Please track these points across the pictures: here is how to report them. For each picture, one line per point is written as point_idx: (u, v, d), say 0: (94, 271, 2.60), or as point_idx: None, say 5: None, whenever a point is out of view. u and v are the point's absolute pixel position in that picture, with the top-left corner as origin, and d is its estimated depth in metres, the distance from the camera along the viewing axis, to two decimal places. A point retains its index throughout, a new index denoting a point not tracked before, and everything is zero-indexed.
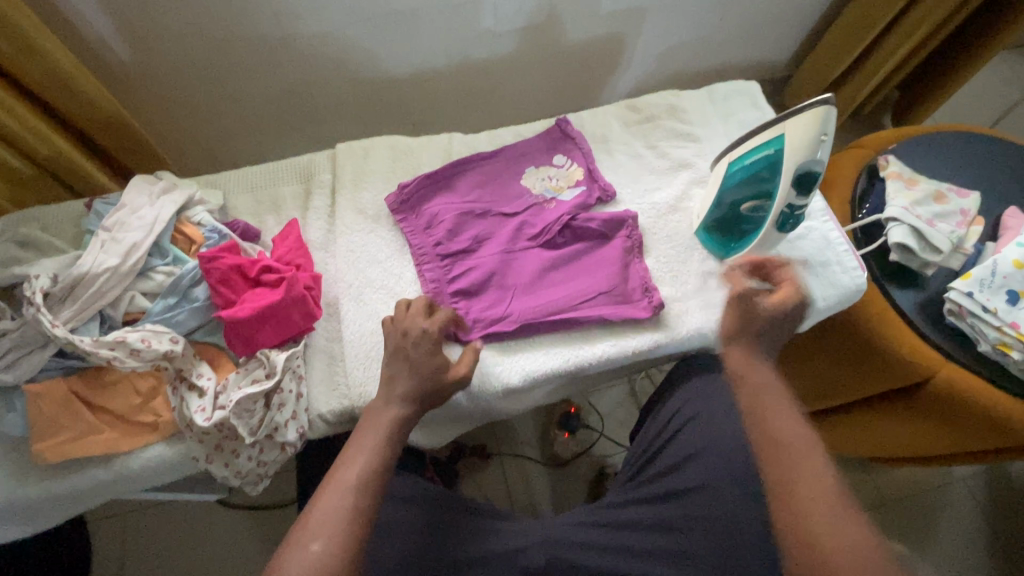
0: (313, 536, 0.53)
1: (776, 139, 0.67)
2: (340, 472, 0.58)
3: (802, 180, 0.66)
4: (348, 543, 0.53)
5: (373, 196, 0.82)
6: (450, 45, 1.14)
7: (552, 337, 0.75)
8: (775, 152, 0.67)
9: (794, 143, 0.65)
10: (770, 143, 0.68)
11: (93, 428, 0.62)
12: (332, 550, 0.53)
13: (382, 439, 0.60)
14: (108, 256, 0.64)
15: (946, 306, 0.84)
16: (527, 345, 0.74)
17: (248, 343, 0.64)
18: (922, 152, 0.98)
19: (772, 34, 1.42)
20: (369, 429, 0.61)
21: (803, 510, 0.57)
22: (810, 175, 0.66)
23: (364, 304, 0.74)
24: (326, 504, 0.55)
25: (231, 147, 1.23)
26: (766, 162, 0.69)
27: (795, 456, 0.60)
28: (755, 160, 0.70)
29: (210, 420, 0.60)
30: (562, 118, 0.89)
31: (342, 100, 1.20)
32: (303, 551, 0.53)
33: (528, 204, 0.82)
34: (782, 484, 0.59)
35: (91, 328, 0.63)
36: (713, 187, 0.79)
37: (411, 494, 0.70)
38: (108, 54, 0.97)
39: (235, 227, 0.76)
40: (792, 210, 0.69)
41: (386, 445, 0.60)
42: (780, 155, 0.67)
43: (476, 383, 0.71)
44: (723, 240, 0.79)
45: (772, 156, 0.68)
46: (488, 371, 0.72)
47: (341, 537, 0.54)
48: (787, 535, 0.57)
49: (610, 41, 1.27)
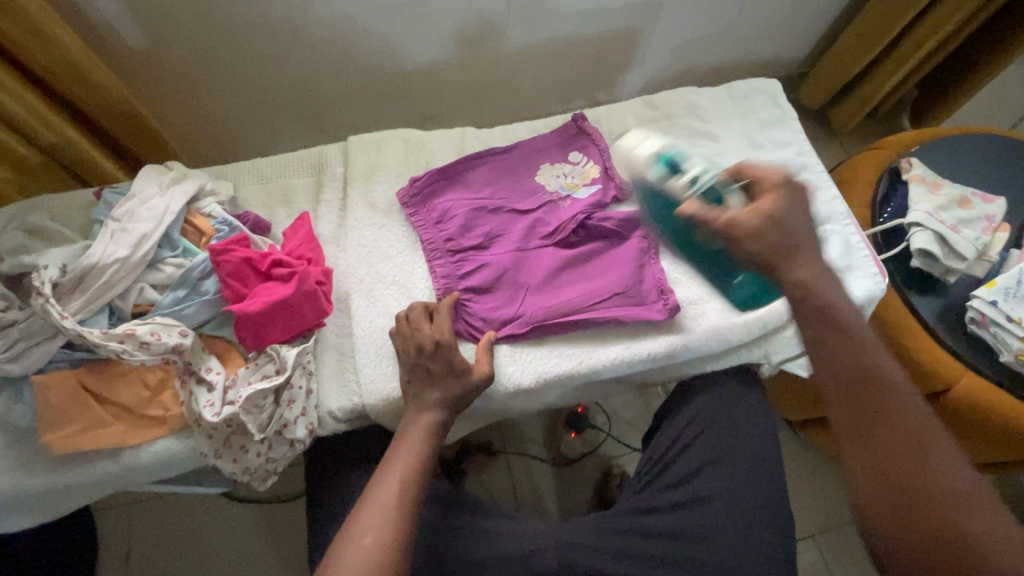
0: (367, 528, 0.54)
1: (651, 189, 0.73)
2: (385, 475, 0.58)
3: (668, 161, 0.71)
4: (386, 541, 0.53)
5: (384, 190, 0.81)
6: (462, 36, 1.12)
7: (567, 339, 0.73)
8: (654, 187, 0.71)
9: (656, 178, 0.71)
10: (652, 197, 0.73)
11: (101, 421, 0.61)
12: (381, 543, 0.53)
13: (426, 438, 0.61)
14: (118, 246, 0.63)
15: (968, 313, 0.82)
16: (542, 346, 0.72)
17: (258, 337, 0.63)
18: (945, 154, 0.96)
19: (790, 31, 1.39)
20: (411, 433, 0.61)
21: (931, 489, 0.52)
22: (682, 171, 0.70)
23: (375, 300, 0.73)
24: (387, 493, 0.56)
25: (240, 137, 1.22)
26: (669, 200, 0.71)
27: (863, 394, 0.56)
28: (657, 202, 0.72)
29: (219, 415, 0.59)
30: (578, 113, 0.87)
31: (352, 90, 1.18)
32: (356, 543, 0.53)
33: (542, 201, 0.80)
34: (851, 428, 0.56)
35: (101, 320, 0.62)
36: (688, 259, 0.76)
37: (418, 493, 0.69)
38: (117, 40, 0.95)
39: (245, 219, 0.75)
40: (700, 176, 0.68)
41: (430, 446, 0.61)
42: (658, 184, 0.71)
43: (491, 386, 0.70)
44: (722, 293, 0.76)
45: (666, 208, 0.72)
46: (504, 375, 0.70)
47: (389, 531, 0.54)
48: (859, 479, 0.55)
49: (625, 35, 1.25)
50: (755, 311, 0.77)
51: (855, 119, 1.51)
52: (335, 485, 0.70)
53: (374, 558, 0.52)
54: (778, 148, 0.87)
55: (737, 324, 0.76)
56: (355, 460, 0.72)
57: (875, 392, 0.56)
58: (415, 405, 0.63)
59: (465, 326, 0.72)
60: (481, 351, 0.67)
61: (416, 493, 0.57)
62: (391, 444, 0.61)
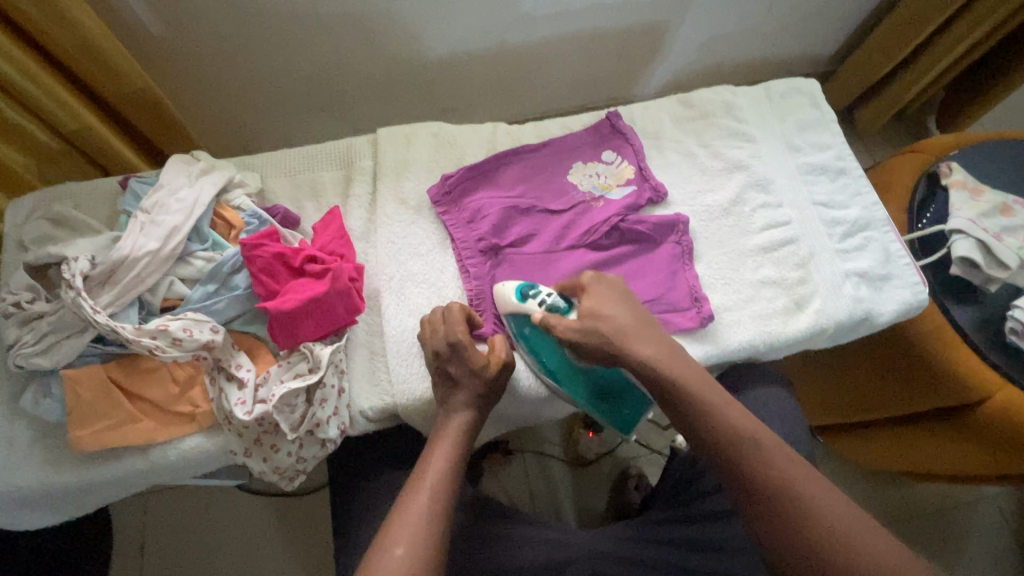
0: (397, 540, 0.51)
1: (518, 320, 0.68)
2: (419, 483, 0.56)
3: (521, 293, 0.67)
4: (421, 551, 0.51)
5: (415, 186, 0.79)
6: (487, 27, 1.10)
7: None
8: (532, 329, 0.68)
9: (518, 310, 0.67)
10: (519, 325, 0.68)
11: (130, 417, 0.60)
12: (414, 557, 0.50)
13: (458, 449, 0.59)
14: (148, 239, 0.62)
15: (1008, 324, 0.80)
16: None
17: (290, 335, 0.61)
18: (985, 160, 0.93)
19: (821, 28, 1.36)
20: (443, 443, 0.60)
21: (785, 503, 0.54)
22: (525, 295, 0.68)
23: (406, 299, 0.71)
24: (419, 499, 0.54)
25: (258, 125, 1.20)
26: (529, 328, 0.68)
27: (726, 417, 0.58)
28: (534, 338, 0.69)
29: (251, 414, 0.58)
30: (612, 111, 0.85)
31: (372, 81, 1.16)
32: (387, 555, 0.50)
33: (574, 202, 0.79)
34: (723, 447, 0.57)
35: (131, 314, 0.61)
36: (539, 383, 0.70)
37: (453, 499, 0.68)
38: (137, 26, 0.93)
39: (274, 213, 0.73)
40: (544, 298, 0.66)
41: (462, 453, 0.59)
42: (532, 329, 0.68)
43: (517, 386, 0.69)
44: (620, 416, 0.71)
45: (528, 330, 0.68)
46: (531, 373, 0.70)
47: (421, 542, 0.51)
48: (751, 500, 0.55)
49: (654, 29, 1.22)
50: (791, 320, 0.75)
51: (883, 119, 1.48)
52: (363, 485, 0.69)
53: (409, 569, 0.49)
54: (816, 151, 0.85)
55: (772, 332, 0.74)
56: (385, 460, 0.71)
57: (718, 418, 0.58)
58: (444, 410, 0.62)
59: (494, 325, 0.70)
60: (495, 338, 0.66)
61: (448, 502, 0.55)
62: (420, 456, 0.59)
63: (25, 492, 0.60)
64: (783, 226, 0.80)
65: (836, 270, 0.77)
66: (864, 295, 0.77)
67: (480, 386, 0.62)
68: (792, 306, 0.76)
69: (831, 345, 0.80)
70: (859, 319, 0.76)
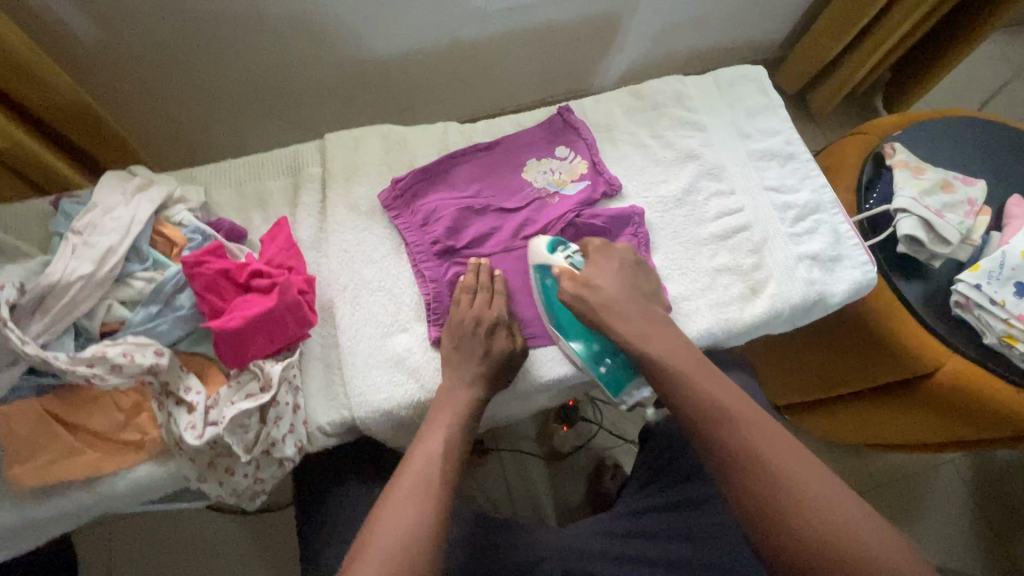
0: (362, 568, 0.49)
1: (540, 270, 0.72)
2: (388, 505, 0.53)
3: (551, 245, 0.72)
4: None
5: (366, 191, 0.77)
6: (438, 25, 1.08)
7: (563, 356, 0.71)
8: (550, 281, 0.72)
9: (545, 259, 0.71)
10: (540, 273, 0.72)
11: (74, 450, 0.57)
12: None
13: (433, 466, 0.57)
14: (81, 262, 0.59)
15: (953, 298, 0.83)
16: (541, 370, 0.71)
17: (239, 354, 0.59)
18: (927, 139, 0.96)
19: (769, 14, 1.38)
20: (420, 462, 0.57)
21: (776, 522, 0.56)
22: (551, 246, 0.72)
23: (361, 308, 0.70)
24: (413, 475, 0.56)
25: (207, 133, 1.15)
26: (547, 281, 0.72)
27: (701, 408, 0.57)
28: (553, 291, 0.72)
29: (202, 438, 0.56)
30: (564, 106, 0.84)
31: (323, 82, 1.13)
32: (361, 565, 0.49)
33: (529, 199, 0.78)
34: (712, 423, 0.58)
35: (66, 342, 0.58)
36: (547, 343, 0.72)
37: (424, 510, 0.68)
38: (67, 35, 0.88)
39: (219, 227, 0.70)
40: (572, 255, 0.72)
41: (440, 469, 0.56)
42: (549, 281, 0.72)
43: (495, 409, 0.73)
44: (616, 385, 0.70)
45: (547, 281, 0.72)
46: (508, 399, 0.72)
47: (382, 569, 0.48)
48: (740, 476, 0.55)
49: (606, 21, 1.22)
50: (748, 305, 0.76)
51: (833, 103, 1.52)
52: (324, 501, 0.68)
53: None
54: (765, 137, 0.87)
55: (729, 318, 0.75)
56: (353, 472, 0.69)
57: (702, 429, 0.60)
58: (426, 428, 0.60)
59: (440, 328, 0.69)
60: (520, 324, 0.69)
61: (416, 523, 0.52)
62: (414, 438, 0.60)
63: None
64: (736, 213, 0.81)
65: (789, 253, 0.79)
66: (817, 277, 0.78)
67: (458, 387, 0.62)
68: (748, 291, 0.77)
69: (788, 326, 0.81)
70: (813, 300, 0.78)
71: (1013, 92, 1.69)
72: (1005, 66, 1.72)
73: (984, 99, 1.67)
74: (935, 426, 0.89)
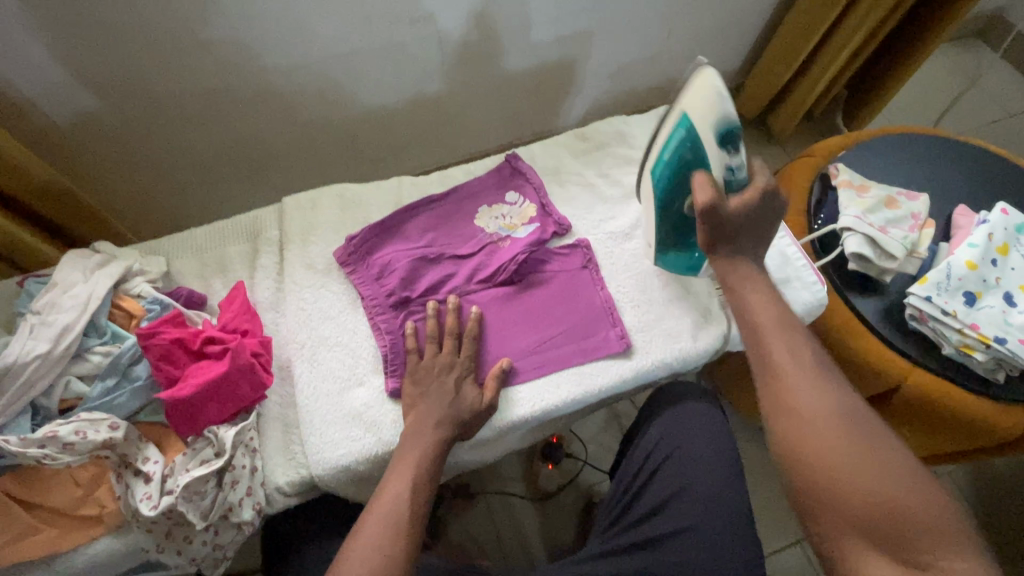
0: None
1: (682, 119, 0.63)
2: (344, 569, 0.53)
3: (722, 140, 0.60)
4: None
5: (322, 250, 0.80)
6: (399, 83, 1.14)
7: (530, 398, 0.72)
8: (687, 144, 0.62)
9: (702, 112, 0.60)
10: (680, 123, 0.63)
11: (30, 530, 0.57)
12: None
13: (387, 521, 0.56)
14: (38, 341, 0.61)
15: (908, 311, 0.84)
16: (511, 410, 0.71)
17: (193, 422, 0.61)
18: (869, 158, 1.00)
19: (718, 47, 1.44)
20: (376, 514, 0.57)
21: (893, 521, 0.48)
22: (726, 133, 0.59)
23: (319, 364, 0.71)
24: (378, 516, 0.57)
25: (183, 202, 1.19)
26: (682, 147, 0.63)
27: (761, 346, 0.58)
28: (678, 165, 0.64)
29: (157, 508, 0.57)
30: (511, 153, 0.88)
31: (294, 145, 1.17)
32: None
33: (481, 244, 0.80)
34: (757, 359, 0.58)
35: (22, 423, 0.59)
36: (647, 202, 0.71)
37: None
38: (42, 121, 0.93)
39: (178, 295, 0.73)
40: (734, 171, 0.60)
41: (393, 524, 0.56)
42: (688, 137, 0.62)
43: (461, 452, 0.72)
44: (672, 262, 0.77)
45: (685, 135, 0.62)
46: (474, 439, 0.71)
47: None
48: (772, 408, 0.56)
49: (561, 66, 1.28)
50: (702, 334, 0.77)
51: (792, 125, 1.57)
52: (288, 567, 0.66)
53: None
54: None
55: (683, 349, 0.76)
56: (318, 531, 0.69)
57: (776, 392, 0.56)
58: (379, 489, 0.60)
59: (397, 379, 0.70)
60: (492, 377, 0.70)
61: None
62: (382, 480, 0.61)
63: None
64: None
65: None
66: None
67: (415, 444, 0.63)
68: (701, 321, 0.78)
69: None
70: None
71: (969, 103, 1.74)
72: (958, 78, 1.78)
73: (942, 111, 1.72)
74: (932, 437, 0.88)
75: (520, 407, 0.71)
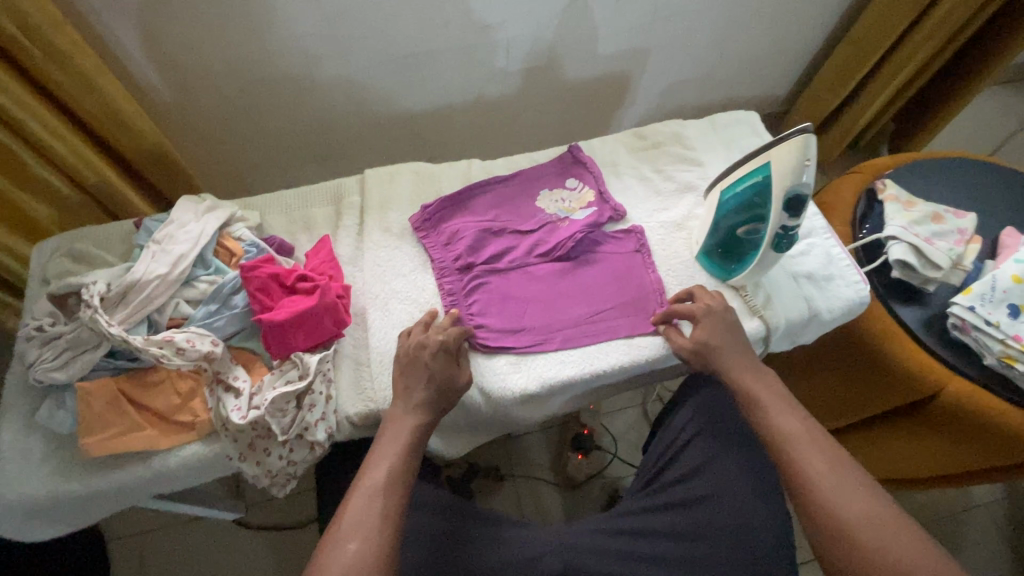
0: (350, 534, 0.56)
1: (764, 167, 0.71)
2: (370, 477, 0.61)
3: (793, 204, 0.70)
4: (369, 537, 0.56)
5: (398, 217, 0.87)
6: (464, 84, 1.23)
7: (577, 357, 0.77)
8: (763, 178, 0.71)
9: (779, 173, 0.69)
10: (758, 170, 0.72)
11: (136, 425, 0.65)
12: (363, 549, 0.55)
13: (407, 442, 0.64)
14: (158, 265, 0.70)
15: (950, 320, 0.86)
16: (546, 354, 0.77)
17: (283, 346, 0.68)
18: (916, 177, 1.03)
19: (768, 73, 1.50)
20: (393, 437, 0.65)
21: None
22: (797, 198, 0.69)
23: (391, 314, 0.78)
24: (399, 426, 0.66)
25: (262, 177, 1.31)
26: (757, 189, 0.73)
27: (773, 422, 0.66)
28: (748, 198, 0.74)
29: (246, 418, 0.64)
30: (574, 144, 0.95)
31: (363, 135, 1.28)
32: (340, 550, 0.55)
33: (541, 222, 0.87)
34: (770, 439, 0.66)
35: (140, 331, 0.68)
36: (709, 213, 0.83)
37: (446, 506, 0.71)
38: (155, 95, 1.05)
39: (271, 242, 0.81)
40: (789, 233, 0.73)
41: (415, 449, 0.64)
42: (768, 182, 0.71)
43: (494, 389, 0.74)
44: (722, 263, 0.84)
45: (761, 183, 0.72)
46: (503, 373, 0.76)
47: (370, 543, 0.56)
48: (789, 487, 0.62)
49: (617, 78, 1.35)
50: (746, 320, 0.81)
51: (837, 151, 1.60)
52: None
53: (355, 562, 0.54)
54: None
55: None
56: None
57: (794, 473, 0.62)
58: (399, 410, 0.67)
59: None
60: None
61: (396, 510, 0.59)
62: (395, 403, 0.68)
63: (36, 500, 0.65)
64: None
65: (783, 273, 0.85)
66: (810, 294, 0.83)
67: None
68: (746, 310, 0.82)
69: (788, 342, 0.86)
70: (807, 315, 0.82)
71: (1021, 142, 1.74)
72: (1010, 118, 1.79)
73: (991, 149, 1.73)
74: (967, 450, 0.88)
75: (568, 368, 0.76)
